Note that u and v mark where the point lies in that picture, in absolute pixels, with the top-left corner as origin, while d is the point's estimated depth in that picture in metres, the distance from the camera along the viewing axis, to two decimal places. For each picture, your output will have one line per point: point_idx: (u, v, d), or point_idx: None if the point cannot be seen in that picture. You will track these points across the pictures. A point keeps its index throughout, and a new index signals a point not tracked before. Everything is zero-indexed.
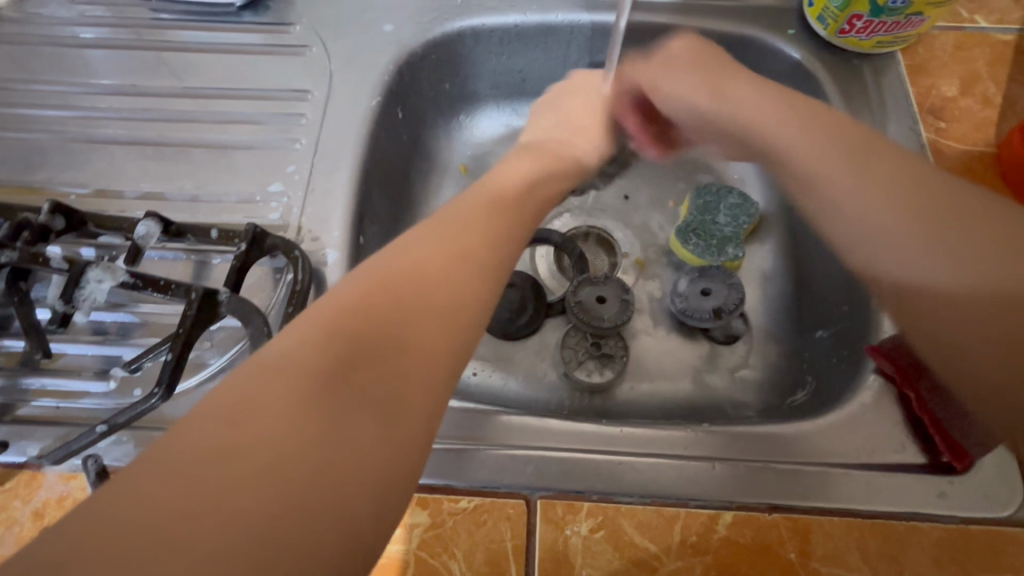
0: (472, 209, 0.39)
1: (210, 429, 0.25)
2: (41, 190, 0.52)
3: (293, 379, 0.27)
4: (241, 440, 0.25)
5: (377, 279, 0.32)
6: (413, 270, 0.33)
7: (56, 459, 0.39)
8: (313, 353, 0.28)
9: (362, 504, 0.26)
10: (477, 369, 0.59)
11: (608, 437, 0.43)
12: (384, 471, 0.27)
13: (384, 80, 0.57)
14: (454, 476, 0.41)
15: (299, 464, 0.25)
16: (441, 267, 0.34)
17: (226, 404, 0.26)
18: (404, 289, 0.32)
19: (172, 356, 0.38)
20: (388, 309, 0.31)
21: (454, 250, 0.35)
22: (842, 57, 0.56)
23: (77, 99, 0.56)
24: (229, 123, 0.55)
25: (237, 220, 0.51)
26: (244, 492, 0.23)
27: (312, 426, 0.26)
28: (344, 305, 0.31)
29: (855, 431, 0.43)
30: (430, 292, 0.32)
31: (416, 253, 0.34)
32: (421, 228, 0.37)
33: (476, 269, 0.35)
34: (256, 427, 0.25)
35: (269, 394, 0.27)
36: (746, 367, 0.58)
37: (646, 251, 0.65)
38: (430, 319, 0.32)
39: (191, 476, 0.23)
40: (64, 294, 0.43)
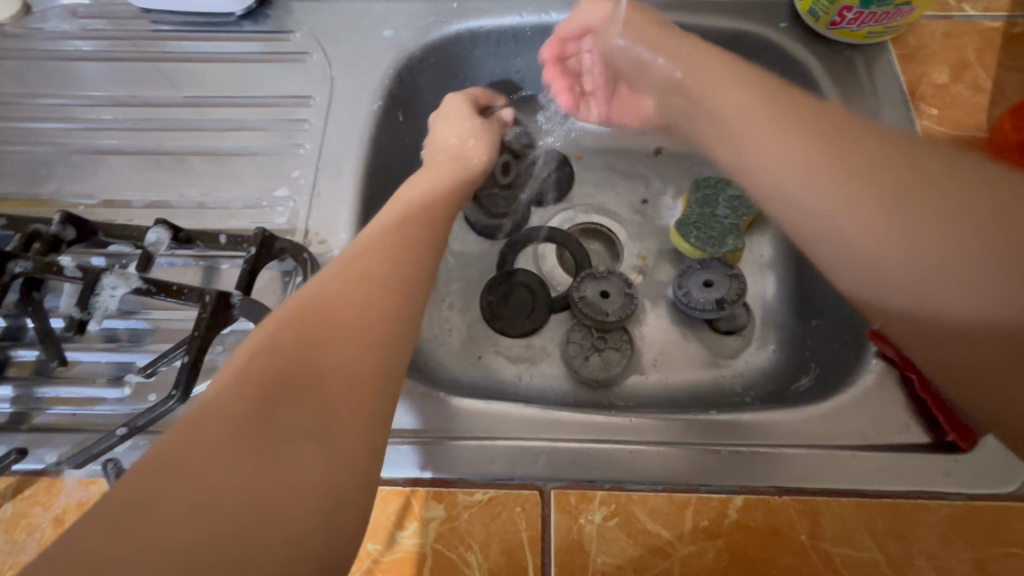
0: (405, 236, 0.40)
1: (144, 473, 0.25)
2: (49, 202, 0.53)
3: (221, 413, 0.27)
4: (176, 480, 0.25)
5: (289, 314, 0.32)
6: (328, 301, 0.33)
7: (77, 464, 0.39)
8: (236, 391, 0.28)
9: (302, 528, 0.26)
10: (484, 367, 0.60)
11: (617, 428, 0.44)
12: (324, 491, 0.27)
13: (384, 84, 0.58)
14: (468, 470, 0.41)
15: (232, 496, 0.25)
16: (353, 294, 0.34)
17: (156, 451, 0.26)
18: (321, 320, 0.32)
19: (187, 358, 0.39)
20: (307, 341, 0.31)
21: (375, 275, 0.36)
22: (834, 49, 0.57)
23: (80, 112, 0.57)
24: (233, 131, 0.56)
25: (244, 226, 0.51)
26: (182, 528, 0.24)
27: (243, 459, 0.26)
28: (261, 342, 0.31)
29: (859, 414, 0.43)
30: (350, 318, 0.33)
31: (327, 284, 0.34)
32: (336, 262, 0.37)
33: (393, 293, 0.36)
34: (189, 465, 0.25)
35: (196, 435, 0.27)
36: (749, 357, 0.59)
37: (647, 246, 0.66)
38: (347, 344, 0.32)
39: (134, 521, 0.24)
40: (79, 301, 0.43)
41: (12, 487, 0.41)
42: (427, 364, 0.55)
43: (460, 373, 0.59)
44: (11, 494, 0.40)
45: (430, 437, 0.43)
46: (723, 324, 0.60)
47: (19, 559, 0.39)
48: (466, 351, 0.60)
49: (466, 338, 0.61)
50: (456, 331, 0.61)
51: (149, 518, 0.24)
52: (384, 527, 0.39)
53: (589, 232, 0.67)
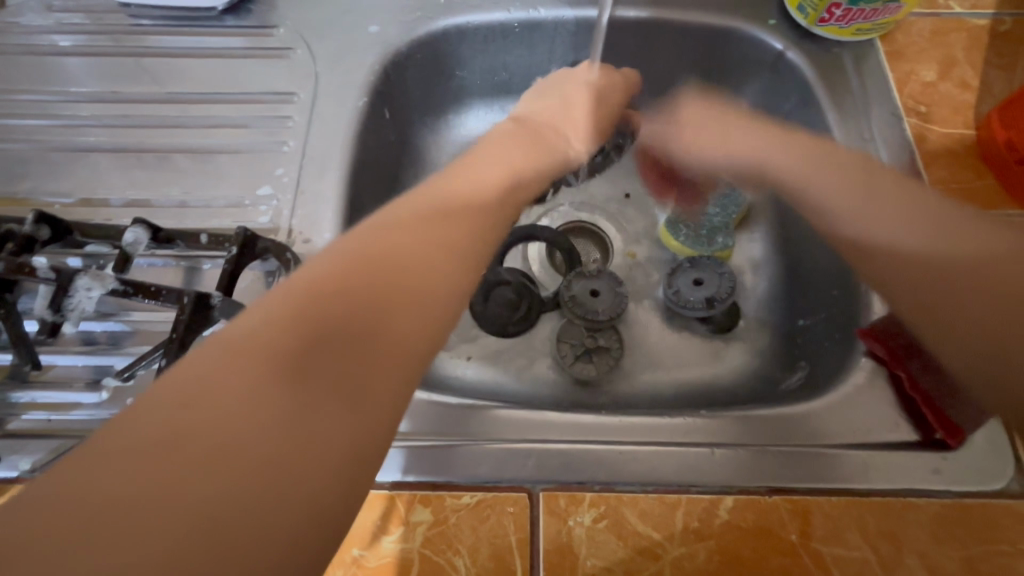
0: (467, 205, 0.39)
1: (171, 405, 0.25)
2: (24, 201, 0.51)
3: (265, 356, 0.27)
4: (206, 420, 0.24)
5: (348, 264, 0.32)
6: (390, 256, 0.33)
7: (51, 471, 0.38)
8: (277, 337, 0.28)
9: (319, 489, 0.25)
10: (474, 367, 0.59)
11: (608, 427, 0.44)
12: (346, 456, 0.26)
13: (370, 81, 0.57)
14: (455, 473, 0.41)
15: (256, 447, 0.24)
16: (412, 254, 0.34)
17: (188, 383, 0.26)
18: (379, 272, 0.32)
19: (166, 361, 0.38)
20: (354, 296, 0.30)
21: (436, 239, 0.35)
22: (823, 46, 0.57)
23: (57, 109, 0.55)
24: (215, 128, 0.55)
25: (226, 225, 0.50)
26: (203, 470, 0.23)
27: (272, 410, 0.25)
28: (306, 289, 0.30)
29: (850, 413, 0.43)
30: (398, 279, 0.32)
31: (391, 241, 0.34)
32: (385, 219, 0.36)
33: (453, 259, 0.35)
34: (217, 408, 0.25)
35: (229, 375, 0.26)
36: (739, 356, 0.59)
37: (638, 245, 0.65)
38: (397, 303, 0.31)
39: (158, 454, 0.23)
40: (54, 303, 0.43)
41: None
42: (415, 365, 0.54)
43: (448, 373, 0.58)
44: None
45: (417, 440, 0.42)
46: (713, 323, 0.60)
47: None
48: (454, 351, 0.60)
49: (455, 338, 0.60)
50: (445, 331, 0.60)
51: (174, 451, 0.23)
52: (370, 532, 0.38)
53: (580, 230, 0.66)
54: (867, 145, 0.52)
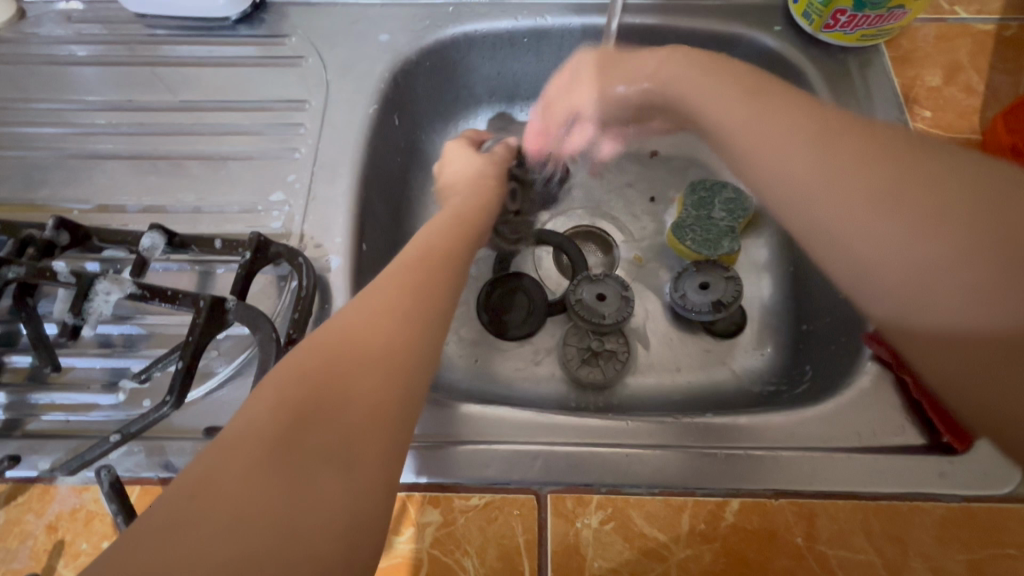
0: (431, 268, 0.40)
1: (177, 500, 0.26)
2: (43, 207, 0.52)
3: (251, 433, 0.28)
4: (208, 510, 0.25)
5: (313, 344, 0.33)
6: (351, 329, 0.34)
7: (69, 471, 0.39)
8: (261, 423, 0.28)
9: (326, 552, 0.26)
10: (480, 371, 0.60)
11: (614, 431, 0.43)
12: (347, 519, 0.27)
13: (379, 88, 0.58)
14: (464, 475, 0.41)
15: (264, 520, 0.25)
16: (375, 322, 0.35)
17: (186, 483, 0.26)
18: (345, 343, 0.33)
19: (183, 364, 0.38)
20: (331, 371, 0.31)
21: (396, 305, 0.36)
22: (828, 51, 0.57)
23: (76, 117, 0.57)
24: (227, 136, 0.56)
25: (239, 230, 0.51)
26: (213, 554, 0.24)
27: (270, 487, 0.26)
28: (282, 375, 0.31)
29: (856, 416, 0.43)
30: (371, 351, 0.33)
31: (352, 313, 0.35)
32: (353, 301, 0.37)
33: (411, 320, 0.36)
34: (219, 493, 0.26)
35: (224, 465, 0.27)
36: (745, 361, 0.59)
37: (644, 248, 0.66)
38: (370, 369, 0.32)
39: (167, 550, 0.24)
40: (75, 307, 0.43)
41: (6, 494, 0.41)
42: None
43: (456, 376, 0.58)
44: (5, 501, 0.41)
45: (426, 442, 0.43)
46: (718, 327, 0.60)
47: (12, 567, 0.39)
48: (460, 355, 0.60)
49: (461, 341, 0.61)
50: (453, 335, 0.61)
51: (183, 544, 0.24)
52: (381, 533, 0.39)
53: (586, 234, 0.67)
54: None
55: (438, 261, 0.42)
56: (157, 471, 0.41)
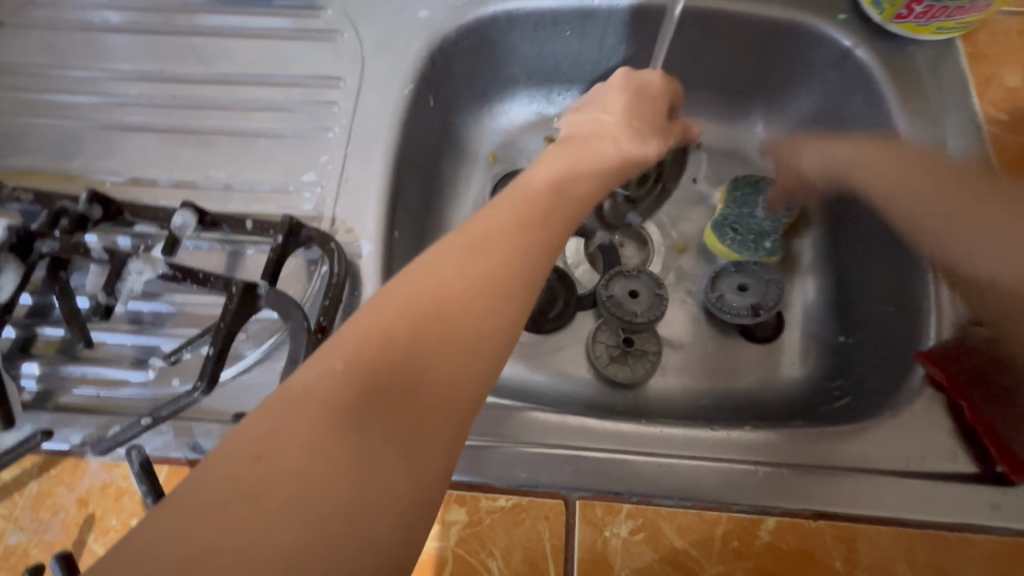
0: (525, 229, 0.36)
1: (238, 463, 0.24)
2: (76, 178, 0.52)
3: (323, 399, 0.26)
4: (277, 469, 0.24)
5: (399, 300, 0.30)
6: (438, 290, 0.31)
7: (102, 449, 0.40)
8: (335, 389, 0.26)
9: (382, 543, 0.24)
10: (508, 364, 0.58)
11: (647, 439, 0.43)
12: (408, 510, 0.25)
13: (417, 67, 0.56)
14: (492, 475, 0.40)
15: (329, 502, 0.23)
16: (465, 285, 0.31)
17: (249, 441, 0.25)
18: (434, 303, 0.30)
19: (214, 349, 0.37)
20: (415, 341, 0.28)
21: (489, 268, 0.33)
22: (897, 44, 0.53)
23: (109, 86, 0.56)
24: (260, 112, 0.54)
25: (270, 211, 0.50)
26: (275, 531, 0.22)
27: (339, 467, 0.24)
28: (354, 337, 0.28)
29: (903, 439, 0.41)
30: (452, 324, 0.30)
31: (444, 268, 0.32)
32: (446, 246, 0.33)
33: (503, 290, 0.32)
34: (283, 466, 0.24)
35: (292, 432, 0.25)
36: (781, 368, 0.57)
37: (682, 246, 0.63)
38: (452, 344, 0.29)
39: (226, 518, 0.22)
40: (107, 285, 0.43)
41: (37, 466, 0.41)
42: None
43: None
44: (36, 472, 0.41)
45: None
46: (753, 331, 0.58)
47: (45, 538, 0.39)
48: None
49: None
50: None
51: (241, 515, 0.22)
52: None
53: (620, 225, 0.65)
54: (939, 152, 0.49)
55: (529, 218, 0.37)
56: (185, 451, 0.41)
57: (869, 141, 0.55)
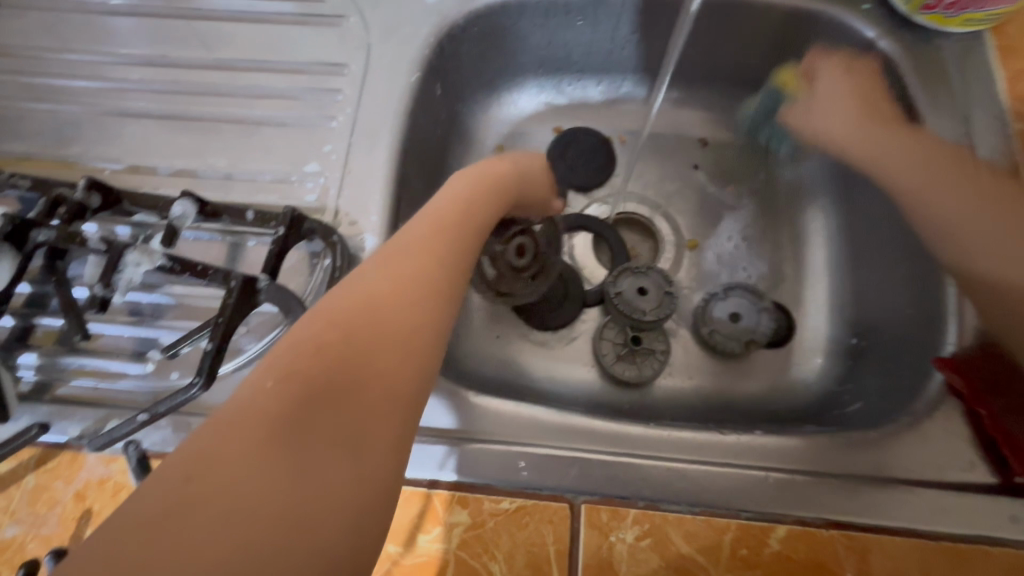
0: (447, 238, 0.38)
1: (174, 484, 0.23)
2: (74, 165, 0.51)
3: (259, 410, 0.26)
4: (219, 481, 0.23)
5: (331, 315, 0.30)
6: (373, 301, 0.31)
7: (94, 447, 0.38)
8: (275, 390, 0.27)
9: (330, 535, 0.24)
10: (511, 361, 0.57)
11: (654, 441, 0.41)
12: (356, 500, 0.26)
13: (424, 54, 0.54)
14: (495, 476, 0.39)
15: (274, 507, 0.23)
16: (400, 294, 0.33)
17: (187, 452, 0.24)
18: (370, 315, 0.31)
19: (213, 345, 0.36)
20: (348, 344, 0.29)
21: (422, 281, 0.34)
22: (924, 37, 0.51)
23: (109, 71, 0.54)
24: (263, 99, 0.53)
25: (272, 201, 0.49)
26: (218, 531, 0.22)
27: (281, 467, 0.24)
28: (292, 343, 0.29)
29: (918, 447, 0.40)
30: (389, 329, 0.31)
31: (375, 281, 0.33)
32: (380, 261, 0.34)
33: (437, 300, 0.34)
34: (224, 471, 0.23)
35: (233, 435, 0.25)
36: (786, 370, 0.57)
37: (690, 245, 0.63)
38: (390, 349, 0.30)
39: (164, 528, 0.22)
40: (103, 277, 0.41)
41: (34, 459, 0.41)
42: (457, 357, 0.53)
43: (487, 364, 0.56)
44: (34, 465, 0.41)
45: (458, 439, 0.41)
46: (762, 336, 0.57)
47: (42, 532, 0.39)
48: (491, 343, 0.58)
49: (494, 327, 0.59)
50: (483, 320, 0.58)
51: (180, 521, 0.22)
52: (407, 530, 0.37)
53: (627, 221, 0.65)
54: (963, 151, 0.48)
55: (458, 241, 0.39)
56: None
57: None
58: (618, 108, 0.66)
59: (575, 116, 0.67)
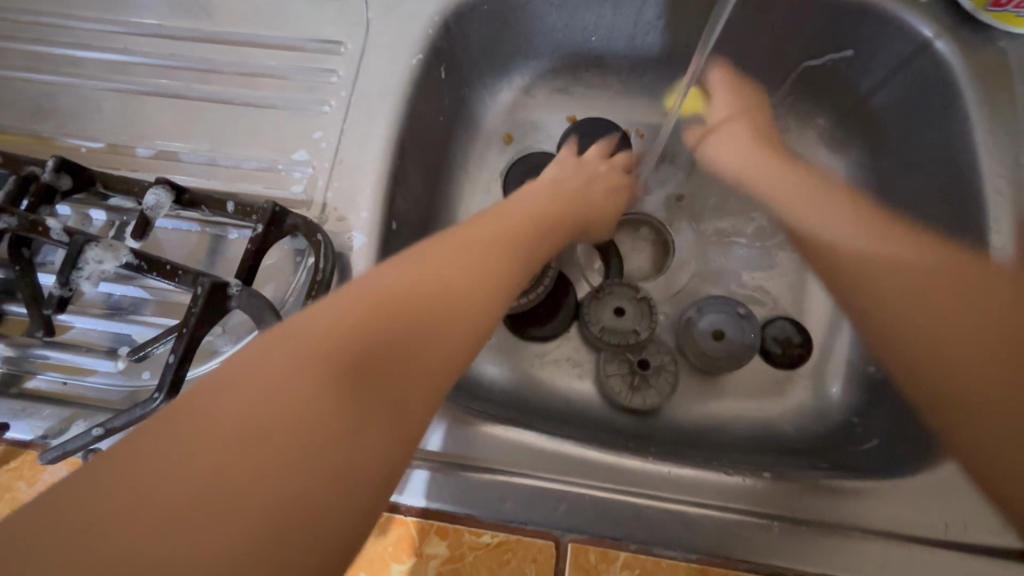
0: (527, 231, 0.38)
1: (219, 387, 0.24)
2: (50, 140, 0.48)
3: (319, 339, 0.26)
4: (256, 397, 0.23)
5: (408, 271, 0.30)
6: (449, 270, 0.31)
7: (49, 459, 0.34)
8: (336, 331, 0.26)
9: (351, 484, 0.23)
10: (504, 366, 0.54)
11: (652, 478, 0.38)
12: (365, 471, 0.24)
13: (428, 33, 0.49)
14: (477, 506, 0.37)
15: (287, 440, 0.23)
16: (478, 266, 0.32)
17: (242, 388, 0.24)
18: (443, 280, 0.30)
19: (174, 358, 0.33)
20: (416, 301, 0.29)
21: (496, 259, 0.34)
22: (987, 38, 0.46)
23: (89, 38, 0.50)
24: (254, 77, 0.49)
25: (256, 191, 0.45)
26: (263, 482, 0.22)
27: (314, 401, 0.24)
28: (362, 289, 0.28)
29: (942, 501, 0.37)
30: (457, 301, 0.30)
31: (457, 245, 0.33)
32: (461, 228, 0.35)
33: (506, 281, 0.33)
34: (261, 388, 0.24)
35: (288, 370, 0.24)
36: (796, 394, 0.54)
37: (704, 255, 0.59)
38: (448, 322, 0.29)
39: (217, 447, 0.22)
40: (61, 278, 0.39)
41: None
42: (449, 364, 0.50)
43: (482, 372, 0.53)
44: None
45: (443, 463, 0.38)
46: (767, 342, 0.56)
47: None
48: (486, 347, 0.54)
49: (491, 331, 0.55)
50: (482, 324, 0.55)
51: (230, 438, 0.22)
52: (379, 561, 0.35)
53: (630, 224, 0.60)
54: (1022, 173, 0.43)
55: (534, 235, 0.39)
56: None
57: (936, 151, 0.48)
58: (639, 100, 0.62)
59: (591, 105, 0.62)
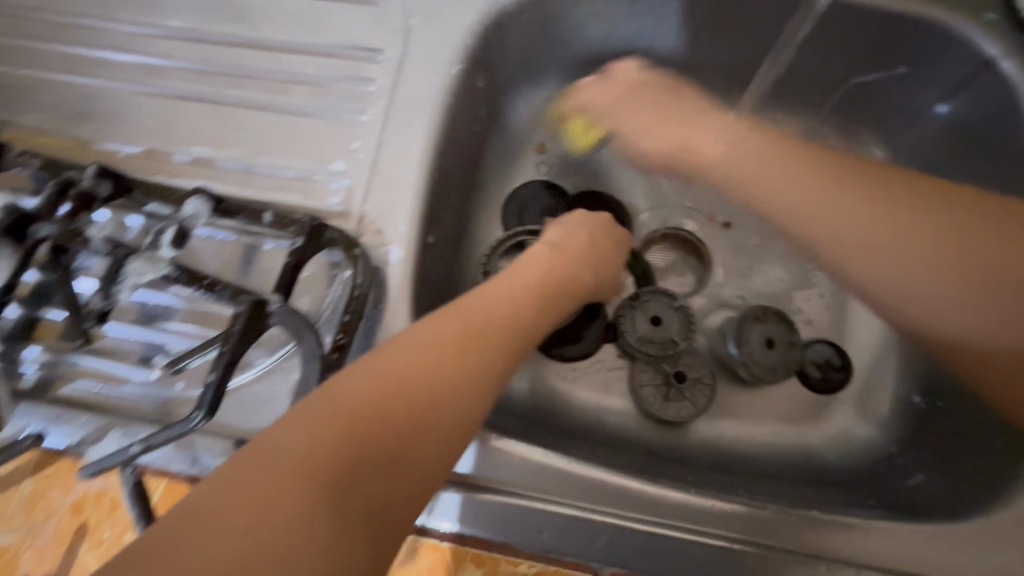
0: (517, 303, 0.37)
1: (189, 517, 0.23)
2: (89, 145, 0.48)
3: (296, 459, 0.25)
4: (229, 530, 0.22)
5: (391, 371, 0.29)
6: (432, 367, 0.30)
7: (87, 475, 0.35)
8: (314, 449, 0.25)
9: None
10: (534, 380, 0.52)
11: (693, 513, 0.37)
12: None
13: (468, 42, 0.48)
14: (515, 534, 0.36)
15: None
16: (461, 360, 0.31)
17: (231, 508, 0.23)
18: (425, 383, 0.29)
19: (214, 377, 0.32)
20: (397, 409, 0.28)
21: (481, 345, 0.32)
22: None
23: (129, 41, 0.50)
24: (291, 84, 0.48)
25: (292, 202, 0.45)
26: None
27: (288, 531, 0.23)
28: (340, 397, 0.27)
29: (987, 551, 0.36)
30: (439, 406, 0.29)
31: (443, 334, 0.32)
32: (444, 310, 0.34)
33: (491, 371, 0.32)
34: (233, 518, 0.23)
35: (264, 495, 0.23)
36: (835, 421, 0.53)
37: (741, 272, 0.57)
38: (430, 428, 0.28)
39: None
40: (102, 290, 0.39)
41: (34, 462, 0.41)
42: None
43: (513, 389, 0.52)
44: (33, 469, 0.41)
45: (481, 488, 0.36)
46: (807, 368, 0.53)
47: (36, 542, 0.39)
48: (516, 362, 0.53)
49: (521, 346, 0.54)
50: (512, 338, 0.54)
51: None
52: None
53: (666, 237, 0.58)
54: None
55: (528, 307, 0.38)
56: (185, 465, 0.39)
57: None
58: None
59: None
